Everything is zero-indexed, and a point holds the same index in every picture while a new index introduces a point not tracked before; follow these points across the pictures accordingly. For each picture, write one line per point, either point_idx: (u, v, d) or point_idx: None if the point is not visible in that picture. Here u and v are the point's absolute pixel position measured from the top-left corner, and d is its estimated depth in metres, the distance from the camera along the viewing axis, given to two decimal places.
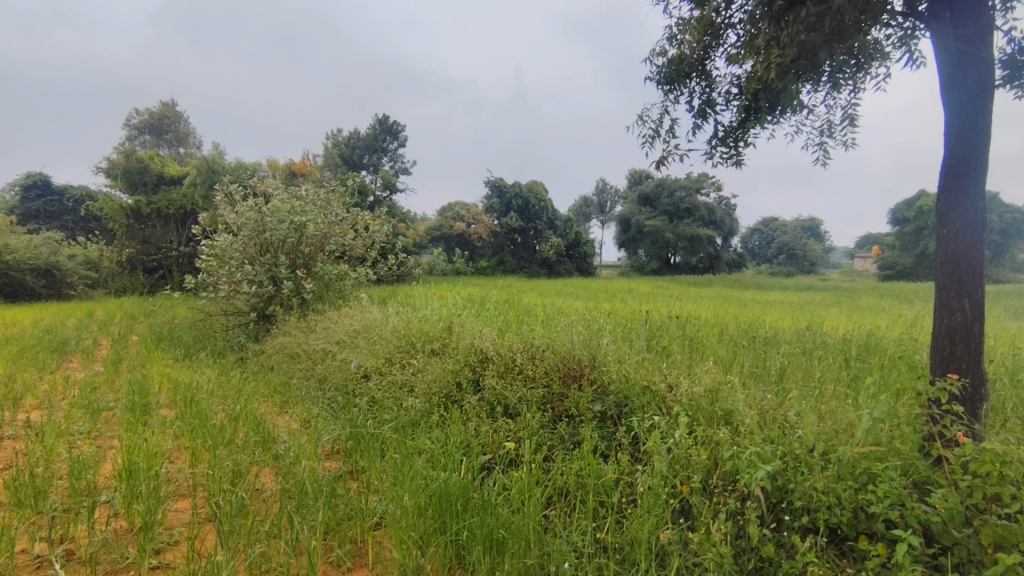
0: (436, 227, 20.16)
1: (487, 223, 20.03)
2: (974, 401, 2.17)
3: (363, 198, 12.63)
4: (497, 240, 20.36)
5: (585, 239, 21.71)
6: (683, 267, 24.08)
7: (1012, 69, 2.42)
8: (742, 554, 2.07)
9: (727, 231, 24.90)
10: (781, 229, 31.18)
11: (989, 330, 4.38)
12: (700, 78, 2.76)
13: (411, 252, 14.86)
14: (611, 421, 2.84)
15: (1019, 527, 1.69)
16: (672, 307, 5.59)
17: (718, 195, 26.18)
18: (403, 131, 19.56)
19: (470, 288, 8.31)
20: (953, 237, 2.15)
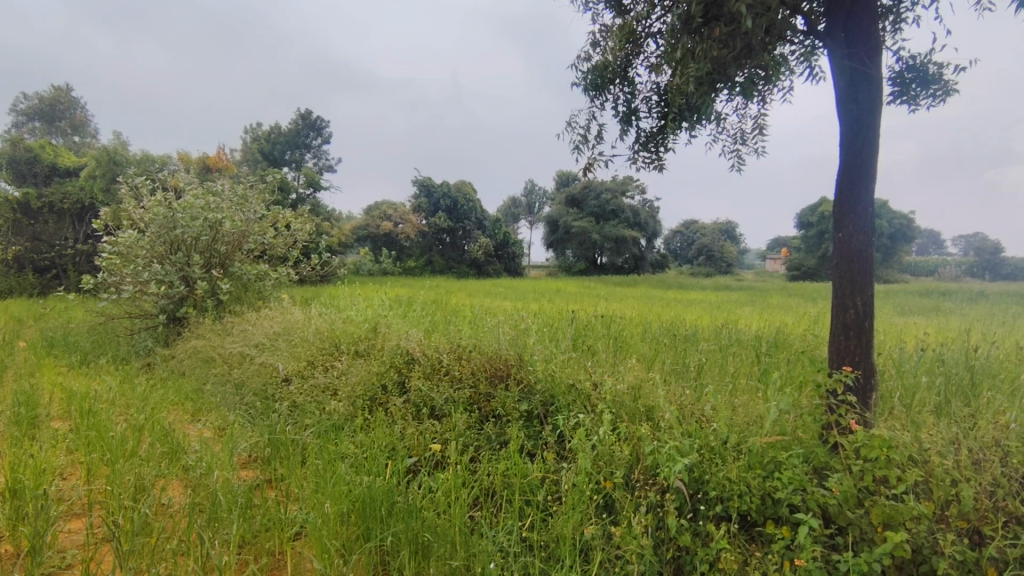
0: (362, 227, 19.67)
1: (416, 222, 19.75)
2: (866, 390, 2.36)
3: (284, 195, 12.14)
4: (426, 239, 20.13)
5: (513, 240, 21.94)
6: (610, 267, 24.74)
7: (899, 85, 2.64)
8: (661, 544, 2.15)
9: (652, 233, 25.86)
10: (701, 232, 32.76)
11: (880, 325, 4.77)
12: (622, 85, 2.83)
13: (335, 252, 14.40)
14: (538, 420, 2.87)
15: (903, 507, 1.84)
16: (597, 307, 5.69)
17: (643, 199, 27.11)
18: (328, 126, 18.97)
19: (397, 289, 8.12)
20: (848, 240, 2.32)
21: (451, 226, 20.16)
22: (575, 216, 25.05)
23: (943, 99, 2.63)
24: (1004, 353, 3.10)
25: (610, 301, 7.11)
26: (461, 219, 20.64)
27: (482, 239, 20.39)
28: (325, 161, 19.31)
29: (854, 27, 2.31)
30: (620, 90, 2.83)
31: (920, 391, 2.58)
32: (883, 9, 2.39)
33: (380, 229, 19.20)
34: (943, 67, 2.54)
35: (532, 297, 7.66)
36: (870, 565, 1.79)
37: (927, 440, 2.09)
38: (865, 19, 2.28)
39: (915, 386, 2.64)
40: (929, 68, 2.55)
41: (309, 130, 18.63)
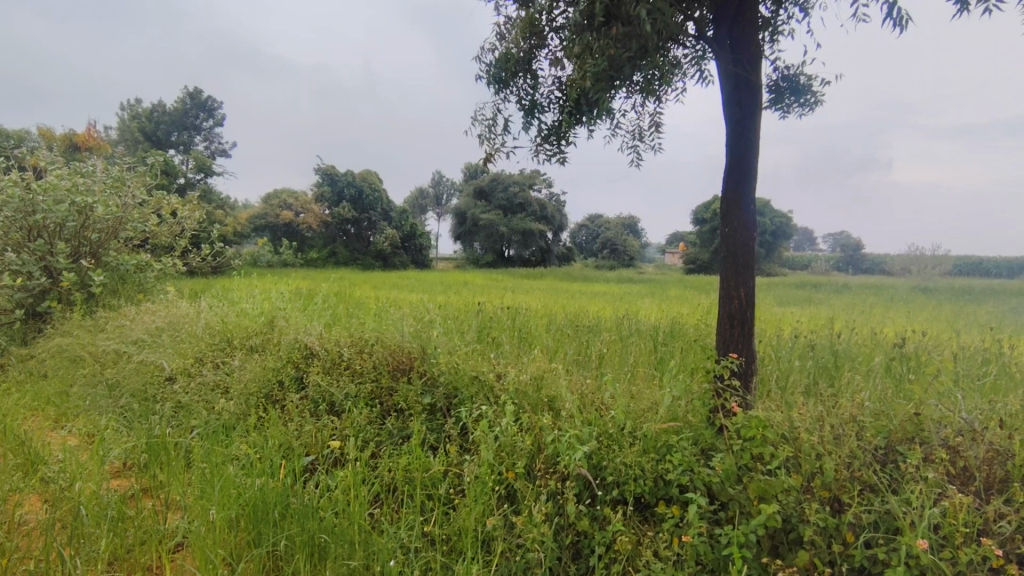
0: (260, 216, 18.62)
1: (318, 211, 19.09)
2: (747, 375, 2.53)
3: (168, 180, 11.24)
4: (329, 230, 19.45)
5: (419, 232, 21.74)
6: (517, 260, 25.18)
7: (776, 93, 2.86)
8: (561, 530, 2.20)
9: (558, 227, 26.55)
10: (605, 226, 33.96)
11: (763, 314, 5.16)
12: (526, 77, 2.83)
13: (229, 243, 13.54)
14: (441, 413, 2.84)
15: (775, 481, 2.00)
16: (503, 298, 5.72)
17: (550, 194, 27.71)
18: (220, 107, 17.78)
19: (300, 281, 7.76)
20: (732, 235, 2.47)
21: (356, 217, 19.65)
22: (485, 210, 25.18)
23: (812, 108, 2.87)
24: (862, 339, 3.45)
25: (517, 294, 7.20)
26: (367, 211, 20.27)
27: (389, 231, 20.01)
28: (219, 145, 18.06)
29: (738, 34, 2.45)
30: (524, 83, 2.82)
31: (794, 373, 2.82)
32: (762, 21, 2.56)
33: (280, 218, 18.32)
34: (811, 79, 2.77)
35: (437, 289, 7.58)
36: (747, 536, 1.93)
37: (797, 419, 2.29)
38: (748, 27, 2.42)
39: (790, 369, 2.88)
40: (800, 79, 2.76)
41: (199, 111, 17.34)
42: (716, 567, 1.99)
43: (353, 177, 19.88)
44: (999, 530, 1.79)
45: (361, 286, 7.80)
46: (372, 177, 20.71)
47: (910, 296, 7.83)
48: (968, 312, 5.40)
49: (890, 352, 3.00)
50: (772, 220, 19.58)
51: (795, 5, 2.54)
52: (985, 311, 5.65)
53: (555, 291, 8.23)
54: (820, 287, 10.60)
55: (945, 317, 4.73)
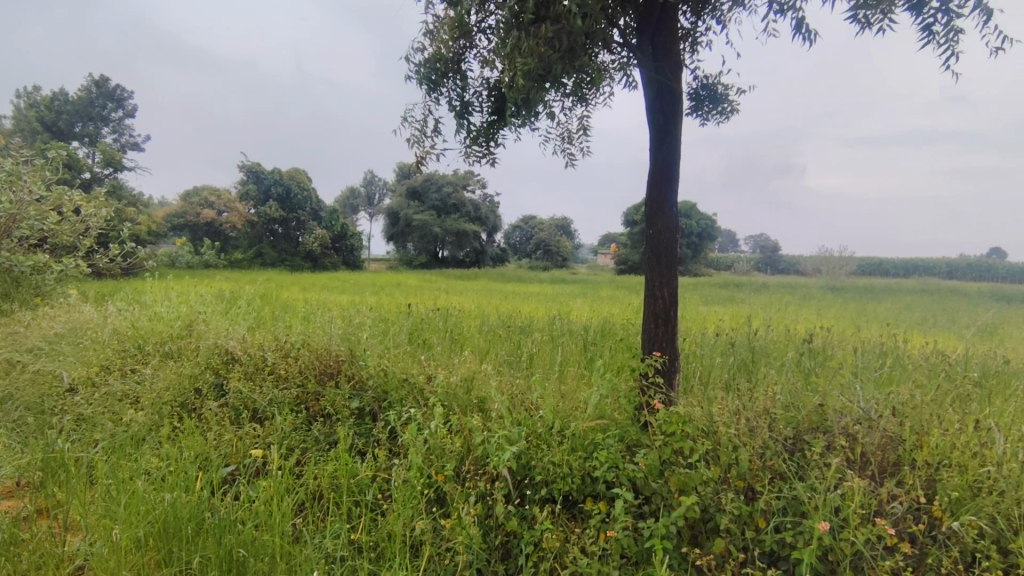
0: (179, 215, 17.63)
1: (243, 210, 18.36)
2: (671, 372, 2.62)
3: (69, 175, 10.46)
4: (255, 229, 18.67)
5: (350, 232, 21.32)
6: (451, 261, 25.12)
7: (696, 100, 2.98)
8: (490, 531, 2.20)
9: (492, 227, 26.75)
10: (539, 226, 34.49)
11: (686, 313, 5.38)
12: (456, 78, 2.78)
13: (142, 243, 12.73)
14: (369, 417, 2.78)
15: (694, 474, 2.07)
16: (434, 299, 5.68)
17: (484, 194, 27.79)
18: (131, 97, 16.73)
19: (220, 283, 7.41)
20: (657, 237, 2.54)
21: (284, 216, 19.00)
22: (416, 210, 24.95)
23: (728, 117, 3.01)
24: (776, 335, 3.65)
25: (449, 295, 7.17)
26: (295, 210, 19.63)
27: (319, 231, 19.53)
28: (128, 137, 16.98)
29: (660, 43, 2.53)
30: (453, 83, 2.78)
31: (715, 369, 2.95)
32: (682, 31, 2.66)
33: (201, 217, 17.43)
34: (728, 88, 2.90)
35: (367, 290, 7.44)
36: (668, 528, 2.00)
37: (716, 413, 2.39)
38: (668, 36, 2.50)
39: (711, 366, 3.00)
40: (718, 88, 2.89)
41: (105, 100, 16.24)
42: (639, 559, 2.04)
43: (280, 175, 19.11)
44: (891, 511, 1.93)
45: (286, 287, 7.53)
46: (301, 176, 20.08)
47: (819, 295, 8.35)
48: (869, 309, 5.82)
49: (800, 347, 3.19)
50: (699, 222, 20.47)
51: (712, 17, 2.66)
52: (884, 308, 6.11)
53: (488, 292, 8.25)
54: (732, 286, 11.14)
55: (847, 314, 5.08)
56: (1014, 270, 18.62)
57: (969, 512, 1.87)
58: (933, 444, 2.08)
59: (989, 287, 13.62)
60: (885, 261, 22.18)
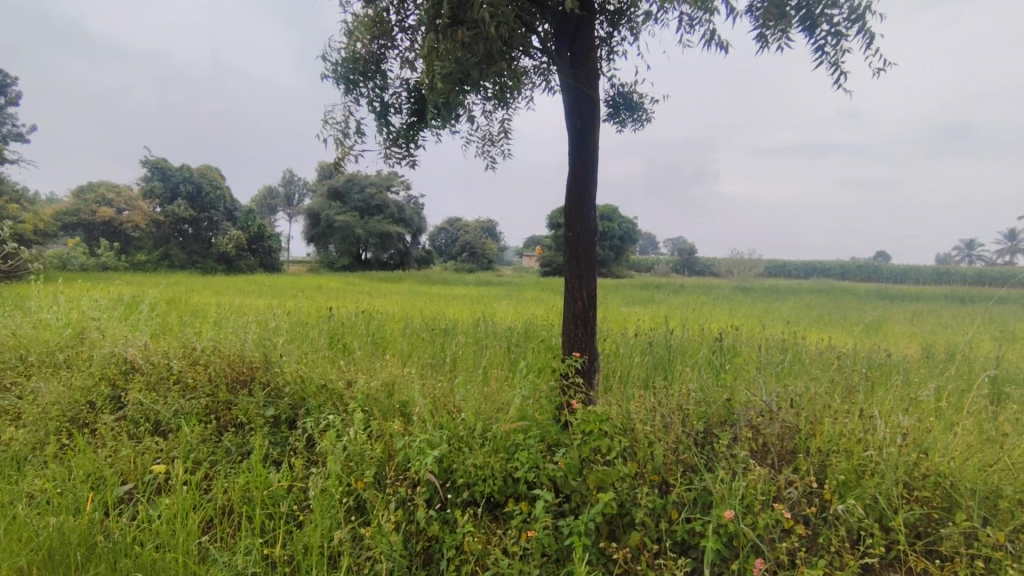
0: (71, 213, 16.15)
1: (146, 209, 17.25)
2: (590, 372, 2.68)
3: None
4: (161, 229, 17.68)
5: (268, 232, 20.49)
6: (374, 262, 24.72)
7: (613, 107, 3.07)
8: (412, 537, 2.17)
9: (417, 229, 26.58)
10: (464, 229, 34.65)
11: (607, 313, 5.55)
12: (375, 78, 2.72)
13: (25, 244, 11.65)
14: (286, 425, 2.67)
15: (612, 470, 2.13)
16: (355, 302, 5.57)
17: (407, 196, 27.48)
18: (14, 83, 15.31)
19: (118, 287, 6.91)
20: (576, 239, 2.60)
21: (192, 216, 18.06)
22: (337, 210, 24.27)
23: (643, 123, 3.13)
24: (691, 334, 3.83)
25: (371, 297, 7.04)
26: (207, 207, 18.85)
27: (233, 231, 18.68)
28: (10, 126, 15.49)
29: (578, 50, 2.59)
30: (373, 83, 2.72)
31: (633, 368, 3.06)
32: (599, 39, 2.74)
33: (98, 215, 16.14)
34: (642, 97, 3.02)
35: (284, 293, 7.18)
36: (586, 525, 2.05)
37: (632, 410, 2.47)
38: (586, 44, 2.57)
39: (629, 365, 3.11)
40: (633, 97, 3.00)
41: None
42: (559, 556, 2.08)
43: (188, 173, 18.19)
44: (788, 495, 2.06)
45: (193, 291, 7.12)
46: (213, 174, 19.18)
47: (727, 295, 8.91)
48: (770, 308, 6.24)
49: (712, 346, 3.36)
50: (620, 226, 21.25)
51: (627, 28, 2.76)
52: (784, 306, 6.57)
53: (412, 294, 8.15)
54: (640, 288, 11.69)
55: (752, 313, 5.43)
56: (897, 271, 20.58)
57: (855, 494, 2.03)
58: (826, 432, 2.24)
59: (874, 286, 15.01)
60: (789, 263, 23.90)
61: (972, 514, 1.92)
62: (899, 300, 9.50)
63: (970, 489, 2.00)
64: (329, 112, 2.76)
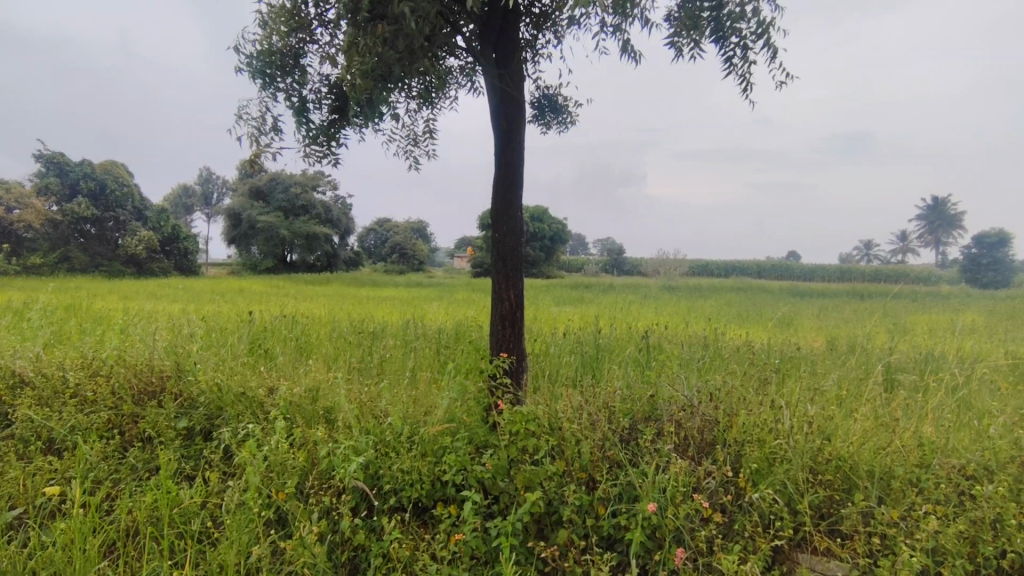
0: None
1: (42, 207, 15.91)
2: (518, 373, 2.70)
3: None
4: (59, 229, 16.26)
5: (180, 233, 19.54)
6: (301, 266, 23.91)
7: (538, 109, 3.11)
8: (336, 548, 2.10)
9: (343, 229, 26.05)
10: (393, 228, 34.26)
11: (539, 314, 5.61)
12: (293, 73, 2.61)
13: None
14: (200, 437, 2.52)
15: (540, 470, 2.15)
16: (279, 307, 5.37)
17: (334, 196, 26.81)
18: None
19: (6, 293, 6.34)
20: (502, 240, 2.61)
21: (96, 215, 16.88)
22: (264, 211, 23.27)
23: (568, 126, 3.19)
24: (618, 333, 3.93)
25: (297, 300, 6.82)
26: (113, 207, 17.81)
27: (145, 232, 17.55)
28: None
29: (503, 52, 2.60)
30: (290, 78, 2.62)
31: (562, 368, 3.10)
32: (523, 41, 2.77)
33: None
34: (567, 100, 3.07)
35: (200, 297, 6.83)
36: (514, 525, 2.05)
37: (560, 409, 2.50)
38: (510, 46, 2.59)
39: (559, 364, 3.15)
40: (558, 99, 3.05)
41: None
42: (489, 558, 2.06)
43: (90, 170, 17.30)
44: (707, 485, 2.15)
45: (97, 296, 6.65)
46: (114, 172, 18.15)
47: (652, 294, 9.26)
48: (691, 305, 6.52)
49: (637, 343, 3.46)
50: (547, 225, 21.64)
51: (550, 31, 2.80)
52: (704, 304, 6.88)
53: (340, 297, 7.92)
54: (563, 287, 11.96)
55: (675, 311, 5.65)
56: (809, 270, 22.05)
57: (767, 481, 2.15)
58: (741, 423, 2.35)
59: (788, 284, 16.00)
60: (712, 263, 25.09)
61: (869, 494, 2.07)
62: (807, 297, 10.20)
63: (867, 470, 2.16)
64: (244, 107, 2.62)
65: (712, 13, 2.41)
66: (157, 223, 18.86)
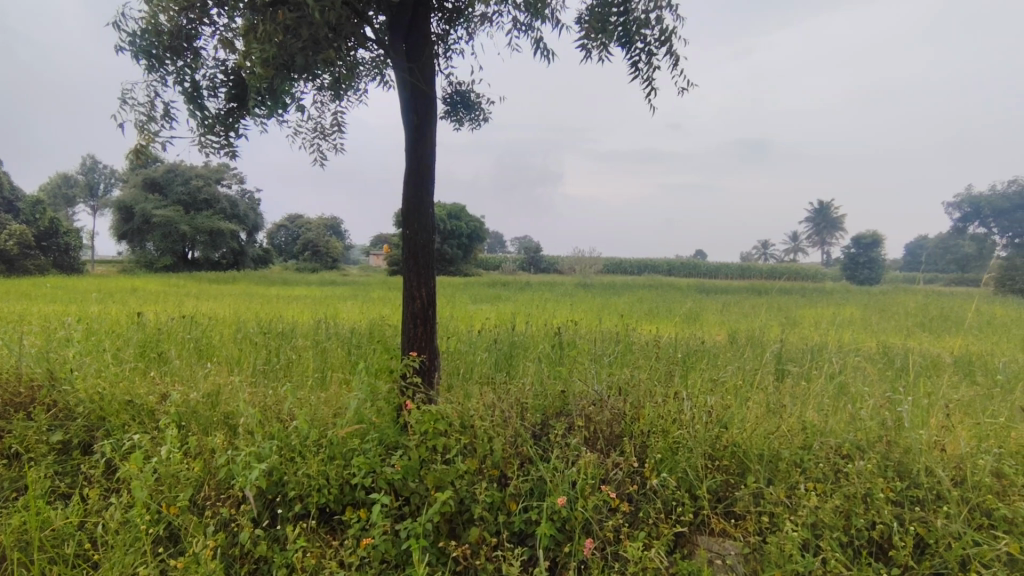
0: None
1: None
2: (430, 371, 2.68)
3: None
4: None
5: (60, 226, 17.86)
6: (203, 264, 22.45)
7: (451, 105, 3.09)
8: (235, 562, 1.98)
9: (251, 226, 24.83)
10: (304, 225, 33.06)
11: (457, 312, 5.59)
12: (184, 56, 2.43)
13: None
14: (79, 451, 2.31)
15: (450, 468, 2.13)
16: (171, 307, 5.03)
17: (242, 190, 25.48)
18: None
19: None
20: (413, 238, 2.57)
21: None
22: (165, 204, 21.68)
23: (481, 123, 3.20)
24: (534, 329, 3.98)
25: (197, 300, 6.42)
26: None
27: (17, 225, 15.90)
28: None
29: (413, 46, 2.56)
30: (182, 62, 2.43)
31: (476, 365, 3.10)
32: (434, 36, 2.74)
33: None
34: (479, 97, 3.07)
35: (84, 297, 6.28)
36: (424, 525, 2.01)
37: (473, 407, 2.49)
38: (421, 40, 2.55)
39: (474, 362, 3.15)
40: (470, 96, 3.04)
41: None
42: (399, 561, 2.01)
43: None
44: (613, 476, 2.22)
45: None
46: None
47: (569, 291, 9.49)
48: (605, 302, 6.74)
49: (551, 340, 3.52)
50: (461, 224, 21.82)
51: (463, 27, 2.79)
52: (618, 301, 7.12)
53: (246, 296, 7.55)
54: (476, 284, 12.04)
55: (589, 307, 5.81)
56: (717, 267, 23.39)
57: (669, 469, 2.25)
58: (647, 414, 2.45)
59: (694, 281, 16.88)
60: (630, 262, 26.06)
61: (759, 476, 2.21)
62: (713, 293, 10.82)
63: (758, 454, 2.30)
64: (128, 91, 2.41)
65: (620, 18, 2.49)
66: (32, 215, 17.14)
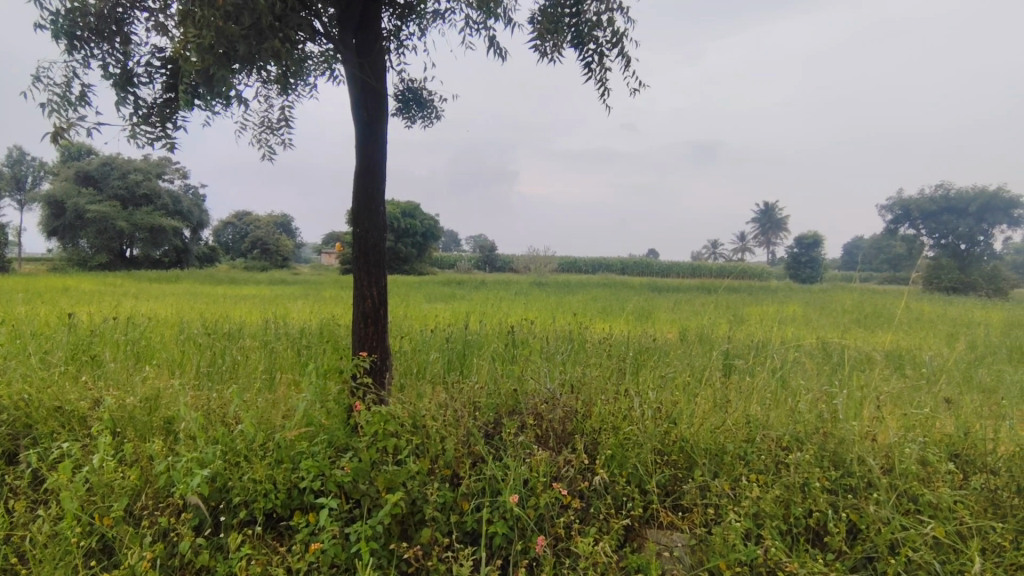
0: None
1: None
2: (382, 372, 2.65)
3: None
4: None
5: None
6: (144, 262, 21.44)
7: (403, 102, 3.05)
8: (174, 573, 1.90)
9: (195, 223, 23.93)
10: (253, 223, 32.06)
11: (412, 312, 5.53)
12: (114, 41, 2.31)
13: None
14: (3, 461, 2.18)
15: (401, 469, 2.10)
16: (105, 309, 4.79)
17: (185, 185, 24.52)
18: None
19: None
20: (364, 235, 2.52)
21: None
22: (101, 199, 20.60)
23: (434, 121, 3.17)
24: (488, 328, 3.98)
25: (136, 300, 6.14)
26: None
27: None
28: None
29: (363, 41, 2.51)
30: (111, 46, 2.31)
31: (429, 365, 3.08)
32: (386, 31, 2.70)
33: None
34: (432, 94, 3.05)
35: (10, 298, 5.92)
36: (375, 528, 1.98)
37: (425, 407, 2.47)
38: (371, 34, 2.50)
39: (427, 362, 3.13)
40: (423, 93, 3.02)
41: None
42: (349, 566, 1.97)
43: None
44: (565, 473, 2.24)
45: None
46: None
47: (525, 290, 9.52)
48: (560, 301, 6.80)
49: (505, 339, 3.53)
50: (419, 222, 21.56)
51: (415, 23, 2.75)
52: (573, 300, 7.20)
53: (191, 296, 7.27)
54: (428, 285, 11.96)
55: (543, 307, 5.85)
56: (671, 266, 23.94)
57: (620, 464, 2.28)
58: (598, 411, 2.49)
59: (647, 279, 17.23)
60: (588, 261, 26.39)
61: (705, 469, 2.27)
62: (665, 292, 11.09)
63: (704, 448, 2.37)
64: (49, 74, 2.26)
65: (572, 19, 2.51)
66: None
